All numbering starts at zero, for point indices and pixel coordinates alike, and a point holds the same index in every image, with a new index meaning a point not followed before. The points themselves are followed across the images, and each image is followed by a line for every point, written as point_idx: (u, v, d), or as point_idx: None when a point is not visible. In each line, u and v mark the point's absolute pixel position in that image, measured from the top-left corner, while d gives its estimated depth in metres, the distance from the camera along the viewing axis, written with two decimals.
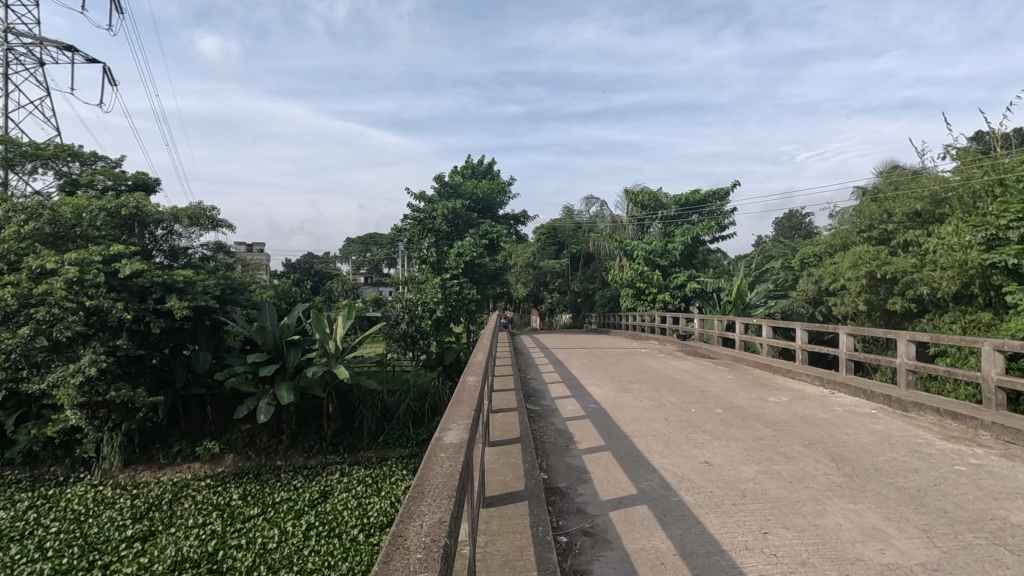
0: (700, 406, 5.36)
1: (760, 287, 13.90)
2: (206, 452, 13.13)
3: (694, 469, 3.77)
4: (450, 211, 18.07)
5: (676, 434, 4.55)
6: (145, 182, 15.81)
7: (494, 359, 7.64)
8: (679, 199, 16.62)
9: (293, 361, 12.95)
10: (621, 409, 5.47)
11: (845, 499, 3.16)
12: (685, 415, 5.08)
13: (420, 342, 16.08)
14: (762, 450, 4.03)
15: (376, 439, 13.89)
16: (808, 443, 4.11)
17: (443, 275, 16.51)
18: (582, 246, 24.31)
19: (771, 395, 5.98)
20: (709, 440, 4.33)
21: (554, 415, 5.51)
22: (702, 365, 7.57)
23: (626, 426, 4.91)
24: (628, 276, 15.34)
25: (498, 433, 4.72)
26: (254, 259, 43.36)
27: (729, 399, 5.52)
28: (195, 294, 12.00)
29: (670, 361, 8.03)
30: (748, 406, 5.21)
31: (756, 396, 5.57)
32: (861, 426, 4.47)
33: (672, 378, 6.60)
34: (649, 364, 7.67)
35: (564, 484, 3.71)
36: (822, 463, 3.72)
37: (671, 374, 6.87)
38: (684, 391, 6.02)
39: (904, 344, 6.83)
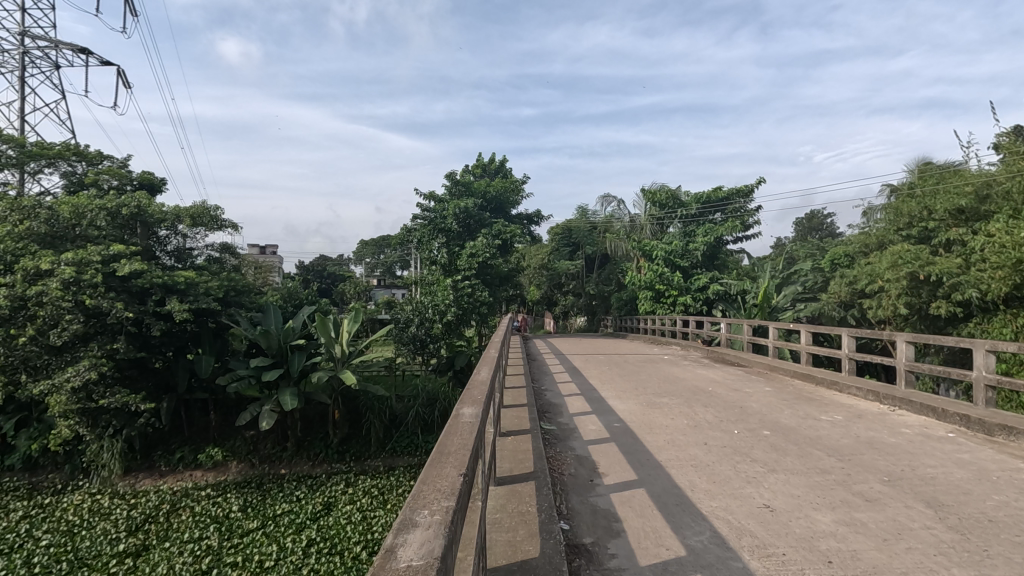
0: (743, 426, 4.72)
1: (788, 289, 13.14)
2: (209, 459, 12.76)
3: (755, 517, 3.13)
4: (461, 210, 17.40)
5: (723, 464, 3.92)
6: (151, 182, 15.52)
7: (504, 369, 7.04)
8: (699, 197, 15.80)
9: (298, 366, 12.45)
10: (650, 430, 4.84)
11: (966, 568, 2.52)
12: (728, 438, 4.44)
13: (429, 347, 15.29)
14: (833, 490, 3.39)
15: (383, 447, 13.37)
16: (888, 481, 3.46)
17: (454, 276, 16.22)
18: (598, 246, 23.65)
19: (818, 409, 5.21)
20: (764, 474, 3.70)
21: (573, 438, 4.87)
22: (734, 374, 6.92)
23: (660, 452, 4.28)
24: (646, 278, 14.68)
25: (509, 465, 4.07)
26: (267, 262, 43.30)
27: (774, 417, 4.88)
28: (197, 296, 11.54)
29: (699, 369, 7.38)
30: (799, 428, 4.56)
31: (806, 413, 4.92)
32: (945, 456, 3.81)
33: (704, 391, 5.96)
34: (675, 373, 7.03)
35: (590, 539, 3.05)
36: (915, 511, 3.07)
37: (702, 386, 6.23)
38: (720, 406, 5.38)
39: (982, 353, 5.83)
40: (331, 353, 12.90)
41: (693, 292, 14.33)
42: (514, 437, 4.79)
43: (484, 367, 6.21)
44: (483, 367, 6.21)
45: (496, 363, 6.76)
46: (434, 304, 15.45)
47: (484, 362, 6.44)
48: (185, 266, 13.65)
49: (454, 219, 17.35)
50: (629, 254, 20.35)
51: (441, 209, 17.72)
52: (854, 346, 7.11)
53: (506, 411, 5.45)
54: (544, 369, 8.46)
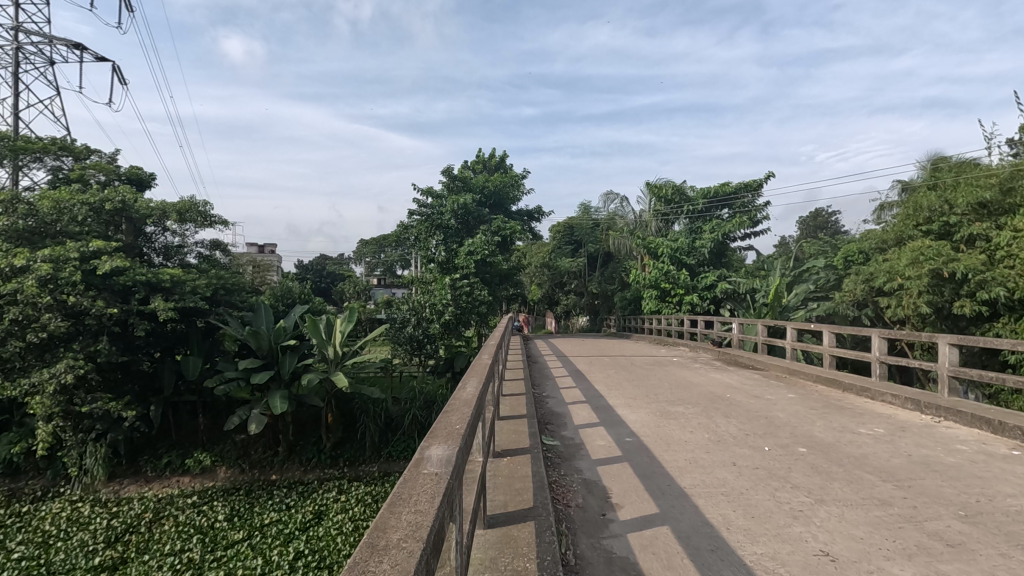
0: (774, 442, 4.20)
1: (800, 288, 12.62)
2: (197, 464, 12.28)
3: (813, 568, 2.60)
4: (460, 206, 16.86)
5: (760, 493, 3.41)
6: (139, 177, 15.01)
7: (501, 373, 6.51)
8: (706, 192, 15.20)
9: (288, 368, 11.96)
10: (668, 446, 4.33)
11: None
12: (759, 459, 3.92)
13: (427, 347, 14.98)
14: (901, 530, 2.87)
15: (378, 452, 12.86)
16: (965, 518, 2.95)
17: (453, 275, 15.61)
18: (601, 244, 23.12)
19: (853, 419, 4.71)
20: (812, 507, 3.18)
21: (579, 458, 4.29)
22: (752, 378, 6.41)
23: (684, 477, 3.75)
24: (651, 276, 14.16)
25: (504, 495, 3.46)
26: (265, 261, 42.82)
27: (808, 432, 4.37)
28: (183, 294, 11.01)
29: (713, 373, 6.87)
30: (840, 445, 4.04)
31: (844, 427, 4.41)
32: (1021, 484, 3.30)
33: (723, 398, 5.45)
34: (688, 377, 6.52)
35: None
36: (1010, 560, 2.56)
37: (720, 392, 5.72)
38: (744, 417, 4.86)
39: None
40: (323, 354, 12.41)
41: (700, 290, 13.80)
42: (513, 451, 4.24)
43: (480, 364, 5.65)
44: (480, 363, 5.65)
45: (494, 362, 6.21)
46: (432, 303, 14.98)
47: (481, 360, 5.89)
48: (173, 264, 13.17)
49: (452, 217, 16.81)
50: (632, 252, 19.81)
51: (439, 205, 17.19)
52: (887, 349, 6.64)
53: (505, 422, 4.91)
54: (543, 372, 7.92)
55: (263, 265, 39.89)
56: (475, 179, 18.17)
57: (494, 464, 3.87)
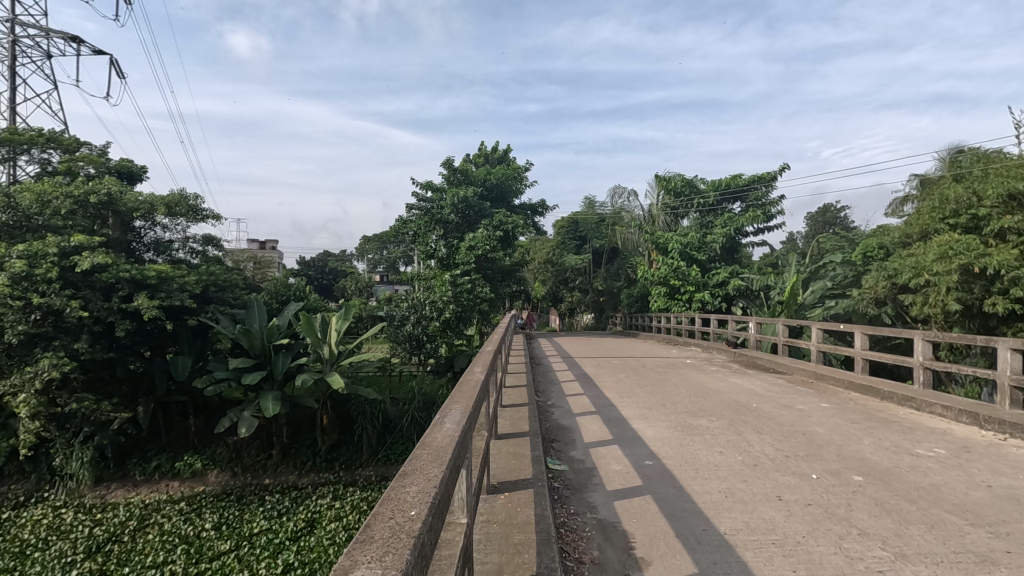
0: (822, 469, 3.67)
1: (816, 285, 12.05)
2: (187, 468, 11.82)
3: None
4: (460, 199, 16.25)
5: (821, 542, 2.85)
6: (130, 170, 14.51)
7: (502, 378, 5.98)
8: (718, 185, 14.56)
9: (281, 368, 11.48)
10: (697, 473, 3.78)
11: None
12: (810, 493, 3.37)
13: (427, 346, 14.51)
14: None
15: (375, 455, 12.36)
16: None
17: (453, 271, 15.11)
18: (606, 240, 22.52)
19: (903, 436, 4.18)
20: (893, 565, 2.62)
21: (593, 493, 3.66)
22: (778, 384, 5.88)
23: (724, 515, 3.20)
24: (661, 272, 13.60)
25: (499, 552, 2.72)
26: (266, 258, 42.37)
27: (858, 456, 3.83)
28: (170, 291, 10.56)
29: (734, 377, 6.33)
30: (901, 475, 3.51)
31: (897, 449, 3.88)
32: None
33: (751, 410, 4.93)
34: (707, 383, 6.00)
35: None
36: None
37: (746, 402, 5.19)
38: (778, 433, 4.34)
39: None
40: (318, 354, 11.89)
41: (711, 288, 13.23)
42: (510, 481, 3.64)
43: (476, 367, 5.05)
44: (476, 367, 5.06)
45: (493, 365, 5.63)
46: (432, 301, 14.49)
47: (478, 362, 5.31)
48: (164, 260, 12.65)
49: (453, 211, 16.21)
50: (639, 248, 19.22)
51: (439, 198, 16.61)
52: (931, 355, 6.21)
53: (502, 442, 4.35)
54: (547, 375, 7.37)
55: (264, 261, 39.46)
56: (477, 171, 17.59)
57: (491, 503, 3.24)
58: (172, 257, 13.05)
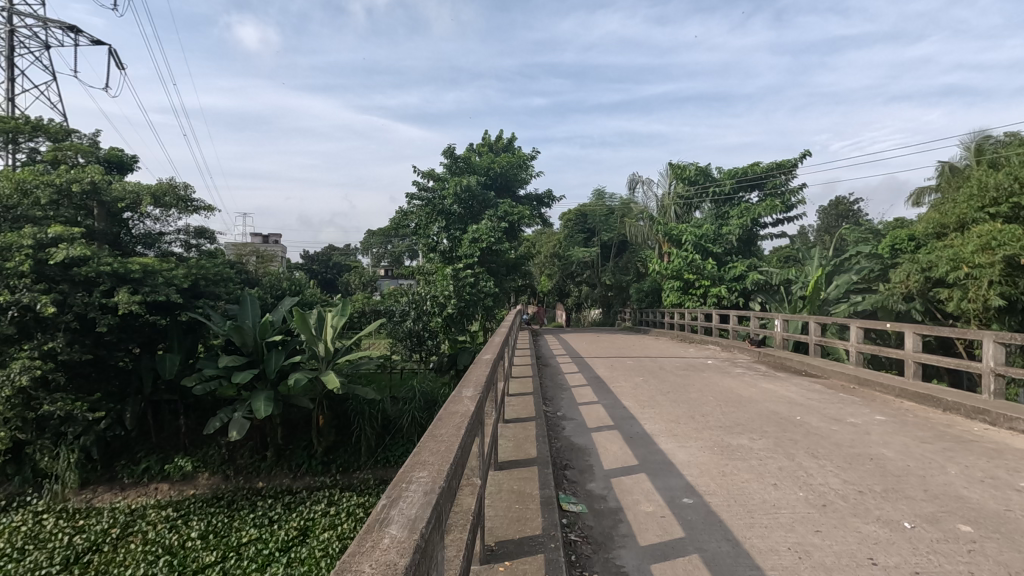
0: (912, 513, 2.97)
1: (840, 278, 11.28)
2: (177, 471, 11.28)
3: None
4: (462, 188, 15.54)
5: None
6: (121, 160, 13.92)
7: (506, 386, 5.33)
8: (734, 172, 13.66)
9: (274, 366, 10.89)
10: (752, 515, 3.06)
11: None
12: (908, 550, 2.63)
13: (428, 343, 13.92)
14: None
15: (373, 458, 11.79)
16: None
17: (455, 265, 14.44)
18: (615, 232, 21.80)
19: (993, 465, 3.48)
20: None
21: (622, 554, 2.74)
22: (822, 392, 5.20)
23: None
24: (674, 265, 12.93)
25: None
26: (269, 252, 41.95)
27: (953, 494, 3.13)
28: (155, 285, 10.04)
29: (769, 382, 5.63)
30: (1014, 523, 2.81)
31: (997, 486, 3.18)
32: None
33: (801, 427, 4.25)
34: (741, 390, 5.32)
35: None
36: None
37: (792, 415, 4.51)
38: (843, 460, 3.64)
39: None
40: (313, 352, 11.34)
41: (728, 283, 12.51)
42: (512, 540, 2.76)
43: (472, 379, 4.25)
44: (473, 378, 4.27)
45: (494, 372, 4.88)
46: (433, 295, 13.82)
47: (475, 370, 4.56)
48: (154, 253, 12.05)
49: (455, 201, 15.52)
50: (650, 240, 18.48)
51: (440, 188, 15.94)
52: (1004, 360, 5.59)
53: (504, 475, 3.57)
54: (555, 377, 6.68)
55: (267, 256, 38.98)
56: (480, 160, 16.90)
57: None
58: (163, 250, 12.45)
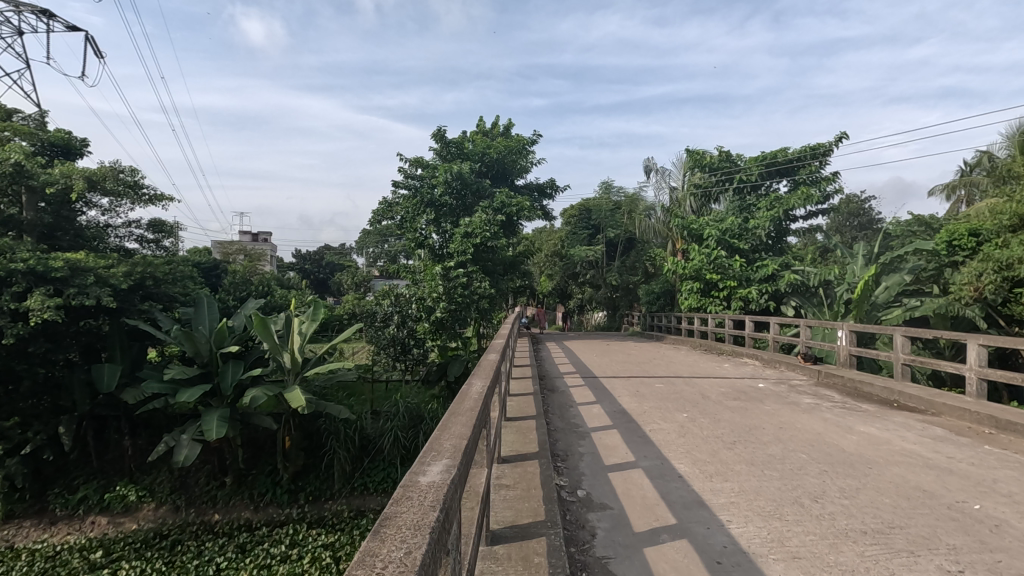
0: None
1: (891, 279, 9.64)
2: (118, 501, 9.72)
3: None
4: (453, 176, 13.91)
5: None
6: (67, 143, 12.12)
7: (496, 442, 3.61)
8: (762, 158, 11.87)
9: (230, 379, 9.26)
10: None
11: None
12: None
13: (414, 351, 12.13)
14: None
15: (349, 484, 10.23)
16: None
17: (444, 263, 13.02)
18: (622, 229, 20.19)
19: None
20: None
21: None
22: (962, 444, 3.54)
23: None
24: (694, 264, 11.43)
25: None
26: (258, 250, 40.25)
27: None
28: (83, 285, 8.52)
29: (872, 425, 3.97)
30: None
31: None
32: None
33: (1013, 539, 2.42)
34: (844, 442, 3.64)
35: None
36: None
37: (975, 508, 2.70)
38: None
39: None
40: (278, 363, 9.75)
41: (757, 284, 10.93)
42: None
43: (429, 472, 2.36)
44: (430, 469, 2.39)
45: (478, 432, 3.18)
46: (419, 297, 12.35)
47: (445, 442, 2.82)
48: (100, 248, 10.48)
49: (446, 191, 13.89)
50: (664, 233, 16.58)
51: (429, 176, 14.34)
52: None
53: None
54: (565, 409, 4.96)
55: (257, 254, 37.62)
56: (473, 144, 15.22)
57: None
58: (109, 245, 10.96)
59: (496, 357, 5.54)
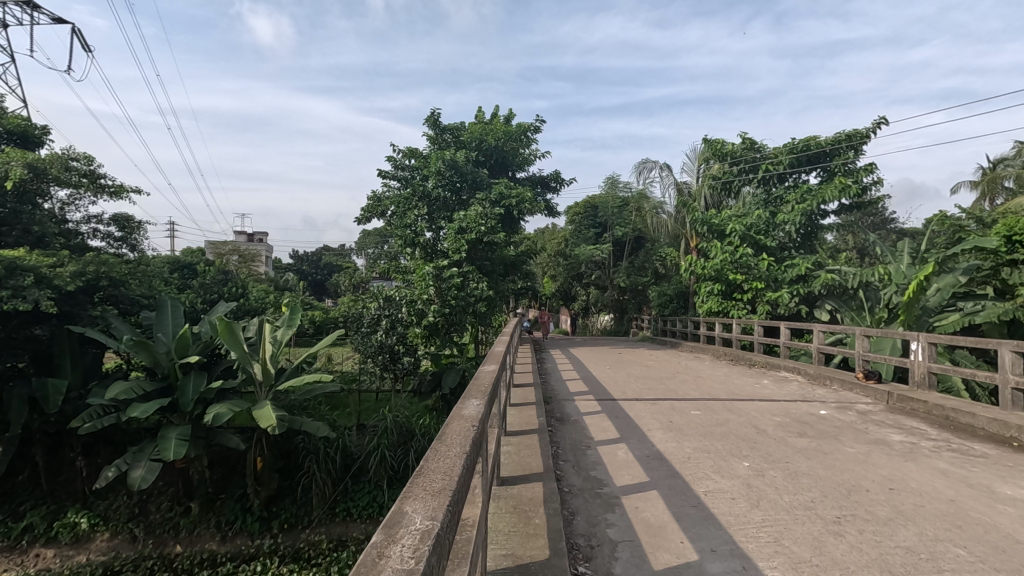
0: None
1: (945, 280, 8.42)
2: (68, 530, 8.62)
3: None
4: (446, 165, 12.77)
5: None
6: (25, 131, 10.92)
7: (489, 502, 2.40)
8: (792, 145, 10.56)
9: (192, 393, 8.03)
10: None
11: None
12: None
13: (404, 360, 10.77)
14: None
15: (329, 509, 9.11)
16: None
17: (438, 262, 11.80)
18: (630, 226, 19.05)
19: None
20: None
21: None
22: None
23: None
24: (715, 263, 10.29)
25: None
26: (253, 251, 39.19)
27: None
28: (18, 287, 7.38)
29: (1016, 485, 2.80)
30: None
31: None
32: None
33: None
34: (997, 513, 2.45)
35: None
36: None
37: None
38: None
39: None
40: (247, 375, 8.62)
41: (787, 285, 9.79)
42: None
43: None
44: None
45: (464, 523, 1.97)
46: (409, 300, 11.16)
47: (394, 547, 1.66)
48: (61, 245, 9.39)
49: (439, 182, 12.78)
50: (677, 229, 15.31)
51: (421, 167, 13.25)
52: None
53: None
54: (578, 445, 3.63)
55: (250, 254, 36.56)
56: (469, 132, 14.06)
57: None
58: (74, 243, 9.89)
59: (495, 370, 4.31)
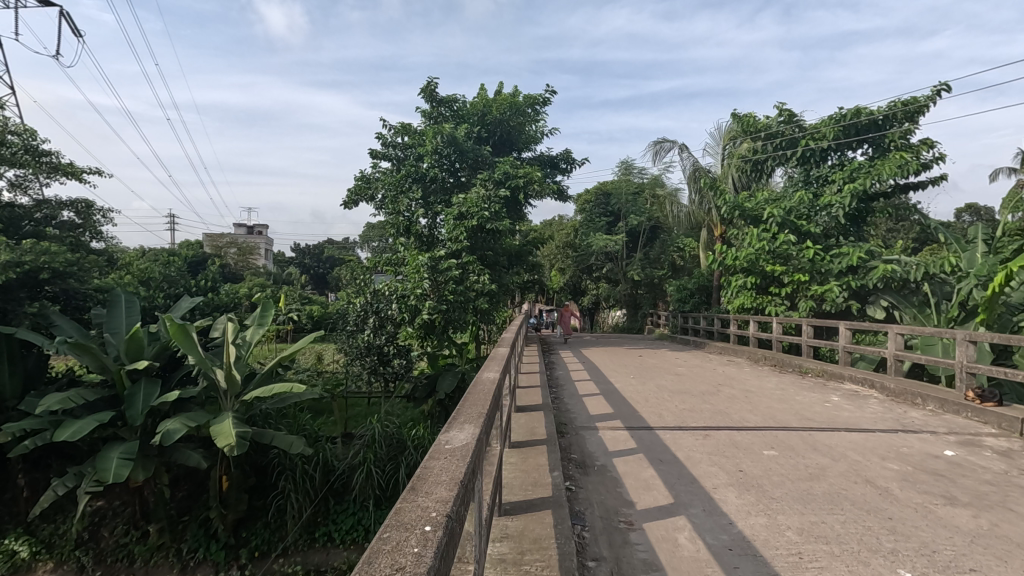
0: None
1: None
2: (5, 560, 7.55)
3: None
4: (444, 141, 11.51)
5: None
6: None
7: None
8: (837, 116, 9.17)
9: (140, 407, 6.81)
10: None
11: None
12: None
13: (395, 362, 9.49)
14: None
15: (307, 533, 7.94)
16: None
17: (434, 252, 10.56)
18: (645, 215, 17.72)
19: None
20: None
21: None
22: None
23: None
24: (750, 252, 8.99)
25: None
26: (250, 243, 38.12)
27: None
28: None
29: None
30: None
31: None
32: None
33: None
34: None
35: None
36: None
37: None
38: None
39: None
40: (210, 382, 7.40)
41: (835, 278, 8.46)
42: None
43: None
44: None
45: None
46: (400, 296, 9.86)
47: None
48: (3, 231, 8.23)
49: (435, 162, 11.55)
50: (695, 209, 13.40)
51: (415, 145, 12.00)
52: None
53: None
54: (613, 521, 2.35)
55: (248, 246, 35.48)
56: (469, 106, 12.76)
57: None
58: (23, 227, 8.72)
59: (501, 374, 2.96)
